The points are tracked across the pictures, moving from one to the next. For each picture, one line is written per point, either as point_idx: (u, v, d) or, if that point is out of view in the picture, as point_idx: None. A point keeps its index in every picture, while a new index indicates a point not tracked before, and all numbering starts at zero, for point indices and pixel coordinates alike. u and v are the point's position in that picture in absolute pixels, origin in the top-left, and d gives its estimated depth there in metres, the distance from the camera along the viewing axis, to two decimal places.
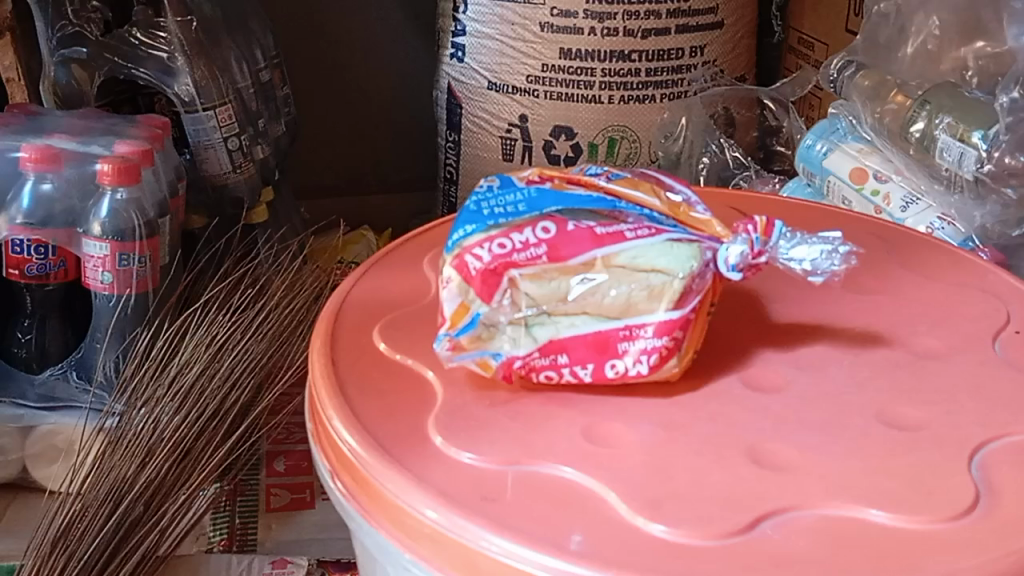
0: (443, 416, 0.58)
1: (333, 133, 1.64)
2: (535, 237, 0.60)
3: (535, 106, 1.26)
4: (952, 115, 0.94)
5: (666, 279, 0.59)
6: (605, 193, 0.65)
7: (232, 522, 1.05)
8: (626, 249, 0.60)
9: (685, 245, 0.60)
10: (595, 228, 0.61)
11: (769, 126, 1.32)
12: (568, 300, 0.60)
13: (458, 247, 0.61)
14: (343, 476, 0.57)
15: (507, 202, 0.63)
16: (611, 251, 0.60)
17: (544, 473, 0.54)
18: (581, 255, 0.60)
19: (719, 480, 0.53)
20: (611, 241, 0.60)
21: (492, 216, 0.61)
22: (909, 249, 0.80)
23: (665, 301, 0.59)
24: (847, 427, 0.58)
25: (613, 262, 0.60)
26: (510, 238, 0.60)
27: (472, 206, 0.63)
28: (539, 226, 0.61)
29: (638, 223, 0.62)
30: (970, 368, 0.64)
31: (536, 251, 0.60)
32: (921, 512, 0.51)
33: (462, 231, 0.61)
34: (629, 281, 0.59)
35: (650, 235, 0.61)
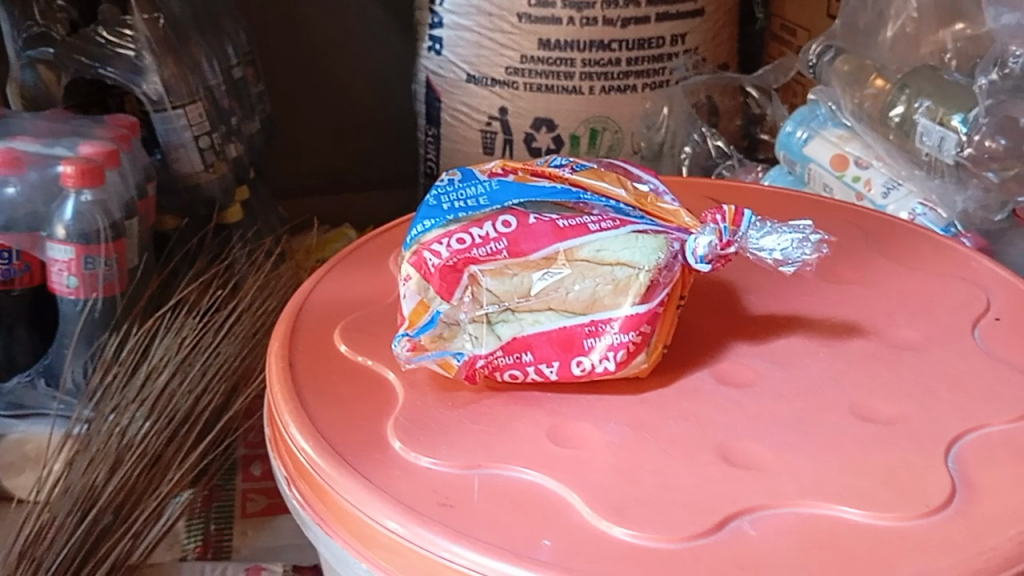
0: (403, 419, 0.56)
1: (311, 129, 1.61)
2: (495, 232, 0.58)
3: (514, 98, 1.24)
4: (932, 99, 0.93)
5: (632, 272, 0.57)
6: (570, 185, 0.63)
7: (207, 529, 1.03)
8: (589, 242, 0.58)
9: (650, 237, 0.58)
10: (558, 221, 0.59)
11: (754, 115, 1.29)
12: (532, 296, 0.58)
13: (417, 242, 0.59)
14: (300, 484, 0.55)
15: (469, 195, 0.61)
16: (574, 244, 0.58)
17: (504, 476, 0.52)
18: (542, 249, 0.58)
19: (687, 481, 0.52)
20: (574, 235, 0.58)
21: (451, 211, 0.59)
22: (888, 236, 0.78)
23: (631, 295, 0.57)
24: (820, 423, 0.56)
25: (577, 256, 0.58)
26: (470, 233, 0.58)
27: (432, 200, 0.61)
28: (500, 219, 0.59)
29: (603, 215, 0.60)
30: (948, 359, 0.62)
31: (496, 245, 0.58)
32: (897, 509, 0.49)
33: (421, 226, 0.59)
34: (594, 275, 0.57)
35: (614, 226, 0.59)
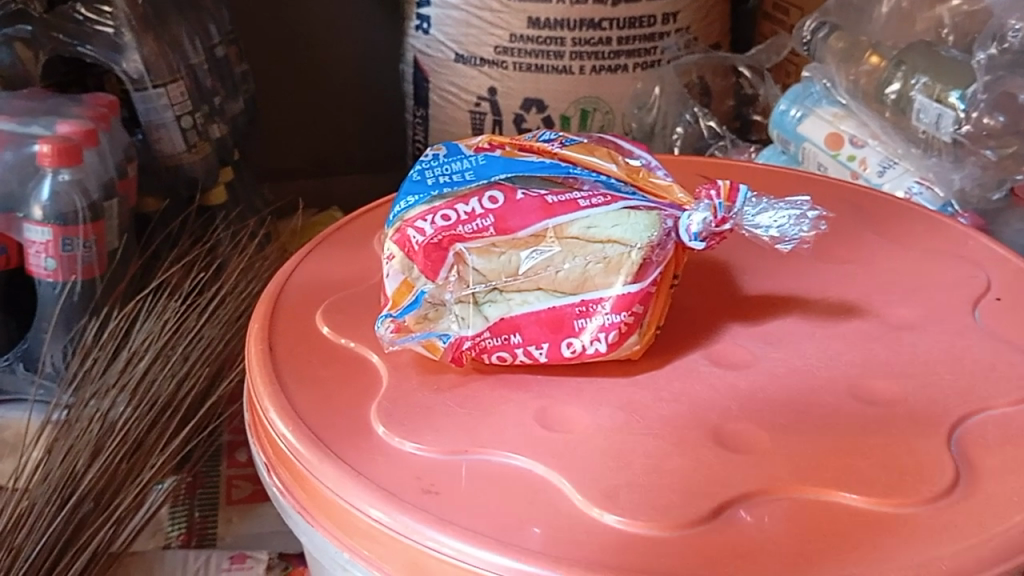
0: (387, 403, 0.54)
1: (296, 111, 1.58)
2: (481, 209, 0.56)
3: (504, 78, 1.21)
4: (928, 76, 0.91)
5: (624, 250, 0.55)
6: (559, 160, 0.61)
7: (191, 516, 1.01)
8: (580, 219, 0.56)
9: (643, 213, 0.56)
10: (546, 197, 0.57)
11: (745, 95, 1.27)
12: (520, 275, 0.56)
13: (400, 220, 0.57)
14: (280, 471, 0.53)
15: (454, 170, 0.59)
16: (563, 221, 0.56)
17: (491, 461, 0.50)
18: (530, 226, 0.56)
19: (680, 465, 0.50)
20: (564, 211, 0.56)
21: (436, 186, 0.57)
22: (884, 214, 0.76)
23: (623, 274, 0.55)
24: (816, 405, 0.54)
25: (566, 233, 0.56)
26: (455, 210, 0.56)
27: (415, 175, 0.59)
28: (486, 195, 0.57)
29: (593, 191, 0.58)
30: (948, 340, 0.60)
31: (483, 222, 0.56)
32: (897, 495, 0.47)
33: (404, 202, 0.57)
34: (584, 253, 0.55)
35: (605, 202, 0.57)
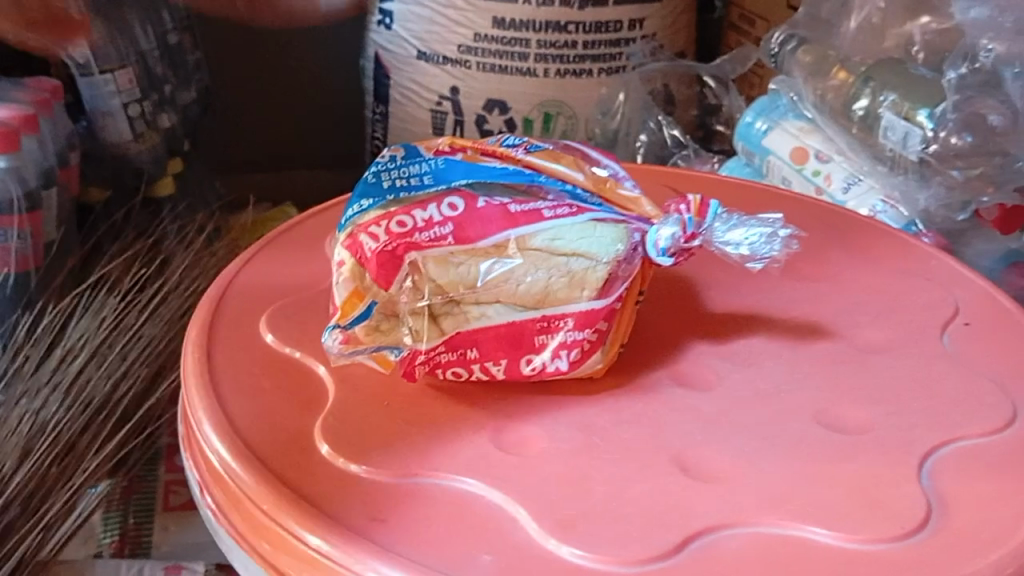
0: (332, 419, 0.51)
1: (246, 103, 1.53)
2: (439, 215, 0.53)
3: (467, 77, 1.18)
4: (896, 93, 0.90)
5: (589, 264, 0.52)
6: (523, 167, 0.57)
7: (125, 522, 0.95)
8: (543, 230, 0.53)
9: (610, 226, 0.54)
10: (509, 206, 0.54)
11: (709, 105, 1.25)
12: (478, 287, 0.52)
13: (352, 225, 0.53)
14: (214, 490, 0.50)
15: (412, 173, 0.55)
16: (526, 232, 0.53)
17: (443, 486, 0.47)
18: (491, 235, 0.53)
19: (643, 492, 0.47)
20: (526, 221, 0.53)
21: (392, 190, 0.54)
22: (851, 231, 0.74)
23: (587, 290, 0.52)
24: (783, 430, 0.52)
25: (529, 245, 0.53)
26: (412, 216, 0.52)
27: (371, 177, 0.56)
28: (445, 202, 0.53)
29: (558, 200, 0.55)
30: (916, 365, 0.59)
31: (441, 230, 0.52)
32: (866, 530, 0.45)
33: (358, 206, 0.53)
34: (547, 266, 0.52)
35: (570, 214, 0.54)
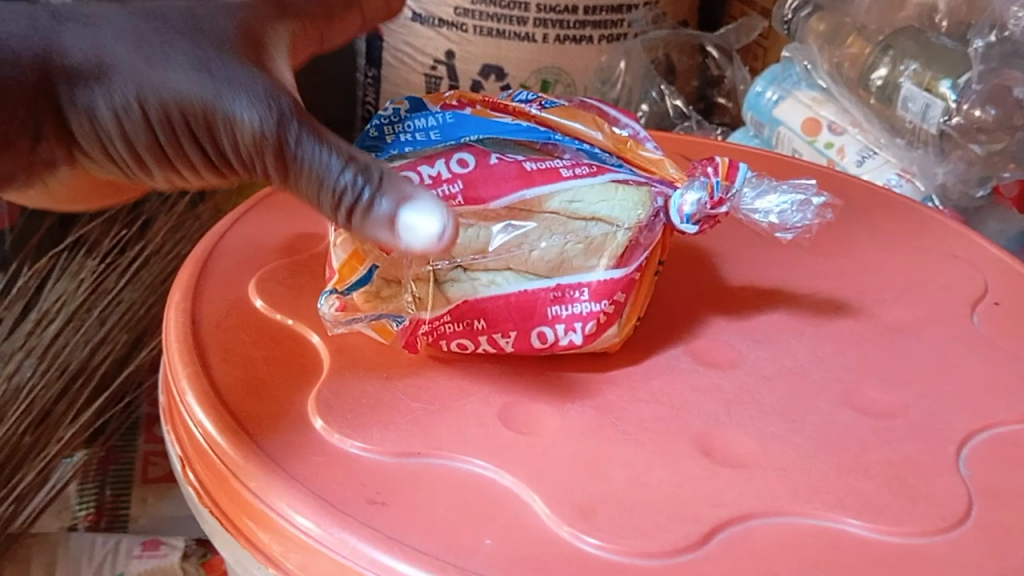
0: (328, 391, 0.47)
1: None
2: (448, 172, 0.49)
3: (463, 41, 1.06)
4: (918, 61, 0.85)
5: (609, 230, 0.48)
6: (536, 124, 0.53)
7: (101, 493, 0.91)
8: (561, 191, 0.49)
9: (631, 188, 0.50)
10: (524, 163, 0.49)
11: (712, 76, 1.12)
12: (489, 253, 0.49)
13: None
14: (196, 466, 0.46)
15: (417, 127, 0.51)
16: (541, 192, 0.49)
17: (449, 467, 0.44)
18: (504, 196, 0.49)
19: (663, 478, 0.44)
20: (543, 180, 0.49)
21: (395, 145, 0.50)
22: (871, 203, 0.70)
23: (605, 257, 0.48)
24: (810, 412, 0.49)
25: (544, 207, 0.49)
26: (418, 172, 0.49)
27: (371, 131, 0.51)
28: (454, 157, 0.50)
29: (575, 160, 0.51)
30: (945, 344, 0.55)
31: (450, 189, 0.49)
32: (906, 523, 0.42)
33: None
34: (564, 231, 0.49)
35: (590, 173, 0.50)
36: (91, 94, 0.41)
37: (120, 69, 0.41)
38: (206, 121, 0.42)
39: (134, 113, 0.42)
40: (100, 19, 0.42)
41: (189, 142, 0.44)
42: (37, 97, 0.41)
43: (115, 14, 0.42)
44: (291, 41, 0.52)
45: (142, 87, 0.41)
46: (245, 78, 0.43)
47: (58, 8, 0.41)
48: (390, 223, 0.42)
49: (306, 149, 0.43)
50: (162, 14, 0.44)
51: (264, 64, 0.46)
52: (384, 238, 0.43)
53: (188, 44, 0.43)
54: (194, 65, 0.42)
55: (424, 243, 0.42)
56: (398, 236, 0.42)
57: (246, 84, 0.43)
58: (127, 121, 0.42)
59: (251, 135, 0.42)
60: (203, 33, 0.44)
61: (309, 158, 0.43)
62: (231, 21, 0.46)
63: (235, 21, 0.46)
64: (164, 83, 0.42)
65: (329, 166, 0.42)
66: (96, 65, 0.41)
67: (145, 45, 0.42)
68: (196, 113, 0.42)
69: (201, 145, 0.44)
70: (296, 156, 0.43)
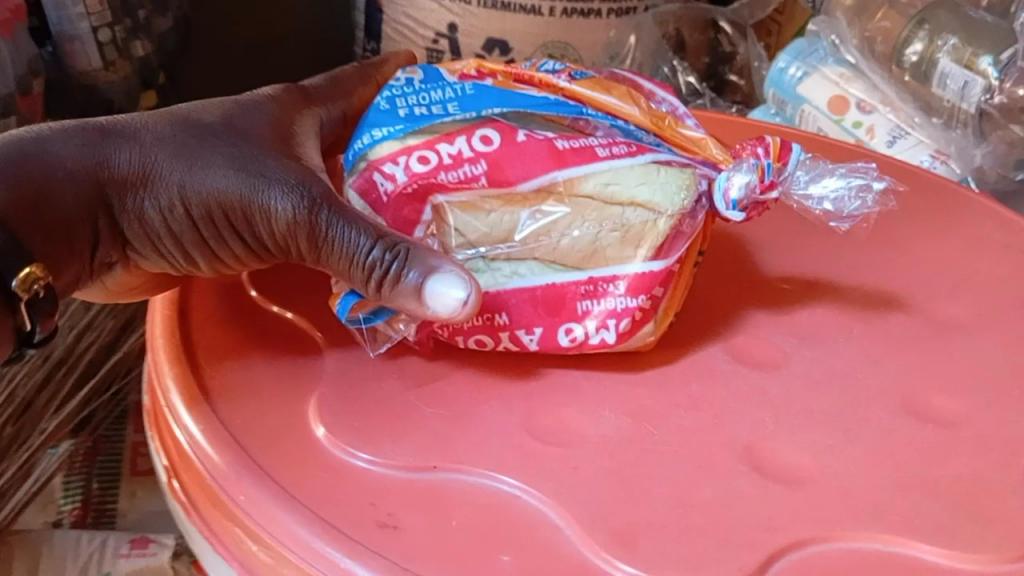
0: (331, 397, 0.43)
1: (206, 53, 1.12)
2: (470, 150, 0.44)
3: (466, 13, 0.96)
4: (958, 36, 0.77)
5: (650, 217, 0.44)
6: (564, 97, 0.47)
7: (88, 487, 0.81)
8: (597, 172, 0.44)
9: (674, 169, 0.44)
10: (554, 141, 0.45)
11: (723, 53, 1.05)
12: (515, 241, 0.45)
13: (363, 158, 0.45)
14: (182, 477, 0.41)
15: (432, 100, 0.46)
16: (574, 173, 0.44)
17: (471, 484, 0.39)
18: (532, 178, 0.44)
19: (709, 497, 0.40)
20: (576, 161, 0.44)
21: (411, 118, 0.45)
22: (912, 177, 0.64)
23: (643, 248, 0.44)
24: (865, 420, 0.44)
25: (577, 190, 0.44)
26: (435, 150, 0.44)
27: (382, 103, 0.46)
28: (477, 134, 0.45)
29: (611, 138, 0.46)
30: (1006, 341, 0.50)
31: (472, 170, 0.44)
32: (984, 552, 0.38)
33: (368, 136, 0.45)
34: (599, 218, 0.44)
35: (628, 153, 0.45)
36: (141, 200, 0.46)
37: (165, 175, 0.46)
38: (241, 214, 0.45)
39: (178, 212, 0.46)
40: (149, 134, 0.47)
41: (229, 233, 0.46)
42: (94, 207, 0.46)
43: (161, 127, 0.47)
44: (322, 128, 0.53)
45: (183, 188, 0.46)
46: (276, 171, 0.45)
47: (112, 127, 0.47)
48: (416, 294, 0.41)
49: (335, 230, 0.43)
50: (202, 121, 0.48)
51: (296, 152, 0.48)
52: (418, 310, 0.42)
53: (222, 144, 0.46)
54: (229, 164, 0.45)
55: (450, 309, 0.41)
56: (426, 304, 0.42)
57: (277, 174, 0.45)
58: (173, 221, 0.46)
59: (285, 221, 0.44)
60: (237, 133, 0.47)
61: (339, 238, 0.43)
62: (265, 119, 0.49)
63: (271, 119, 0.49)
64: (204, 183, 0.45)
65: (358, 245, 0.42)
66: (144, 175, 0.46)
67: (187, 152, 0.46)
68: (233, 209, 0.45)
69: (241, 235, 0.46)
70: (327, 238, 0.43)
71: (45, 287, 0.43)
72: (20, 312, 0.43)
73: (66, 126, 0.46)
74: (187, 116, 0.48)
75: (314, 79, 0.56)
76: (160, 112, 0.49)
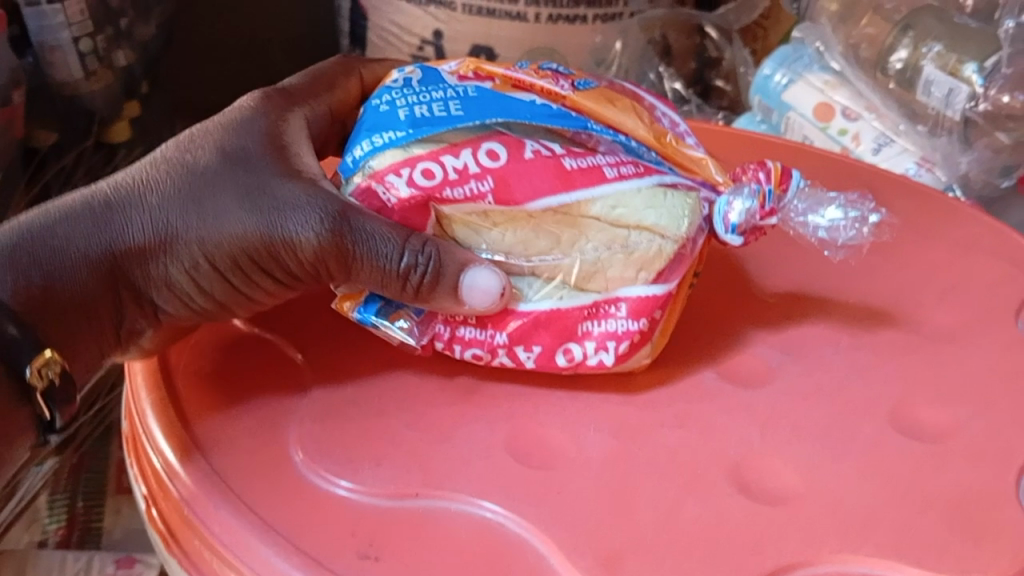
0: (310, 421, 0.42)
1: (190, 58, 1.11)
2: (476, 166, 0.43)
3: (451, 20, 0.95)
4: (942, 43, 0.76)
5: (656, 241, 0.44)
6: (566, 108, 0.47)
7: (73, 506, 0.80)
8: (603, 194, 0.44)
9: (679, 194, 0.45)
10: (562, 160, 0.44)
11: (709, 58, 1.04)
12: (520, 258, 0.44)
13: (364, 167, 0.44)
14: (161, 505, 0.41)
15: (433, 99, 0.45)
16: (582, 196, 0.44)
17: (453, 510, 0.39)
18: (541, 198, 0.44)
19: (696, 518, 0.39)
20: (583, 182, 0.44)
21: (413, 123, 0.44)
22: (898, 184, 0.64)
23: (647, 272, 0.44)
24: (853, 435, 0.44)
25: (585, 212, 0.44)
26: (441, 163, 0.43)
27: (382, 104, 0.45)
28: (483, 148, 0.44)
29: (615, 155, 0.46)
30: (992, 352, 0.50)
31: (479, 187, 0.43)
32: (974, 569, 0.38)
33: (370, 142, 0.44)
34: (607, 240, 0.44)
35: (636, 174, 0.45)
36: (162, 265, 0.45)
37: (181, 234, 0.44)
38: (266, 253, 0.44)
39: (201, 269, 0.45)
40: (152, 196, 0.45)
41: (256, 274, 0.45)
42: (113, 281, 0.45)
43: (160, 185, 0.46)
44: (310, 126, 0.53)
45: (202, 244, 0.44)
46: (286, 195, 0.44)
47: (113, 199, 0.45)
48: (454, 290, 0.42)
49: (363, 245, 0.42)
50: (196, 161, 0.46)
51: (296, 161, 0.47)
52: (459, 304, 0.43)
53: (225, 181, 0.45)
54: (239, 202, 0.44)
55: (486, 300, 0.43)
56: (462, 299, 0.43)
57: (290, 200, 0.43)
58: (200, 278, 0.45)
59: (310, 248, 0.43)
60: (235, 161, 0.46)
61: (369, 254, 0.42)
62: (259, 137, 0.47)
63: (263, 134, 0.48)
64: (222, 232, 0.44)
65: (389, 256, 0.42)
66: (159, 240, 0.45)
67: (195, 204, 0.45)
68: (256, 249, 0.44)
69: (269, 273, 0.45)
70: (357, 256, 0.42)
71: (61, 373, 0.43)
72: (37, 401, 0.43)
73: (67, 213, 0.45)
74: (182, 161, 0.47)
75: (293, 80, 0.55)
76: (151, 162, 0.47)
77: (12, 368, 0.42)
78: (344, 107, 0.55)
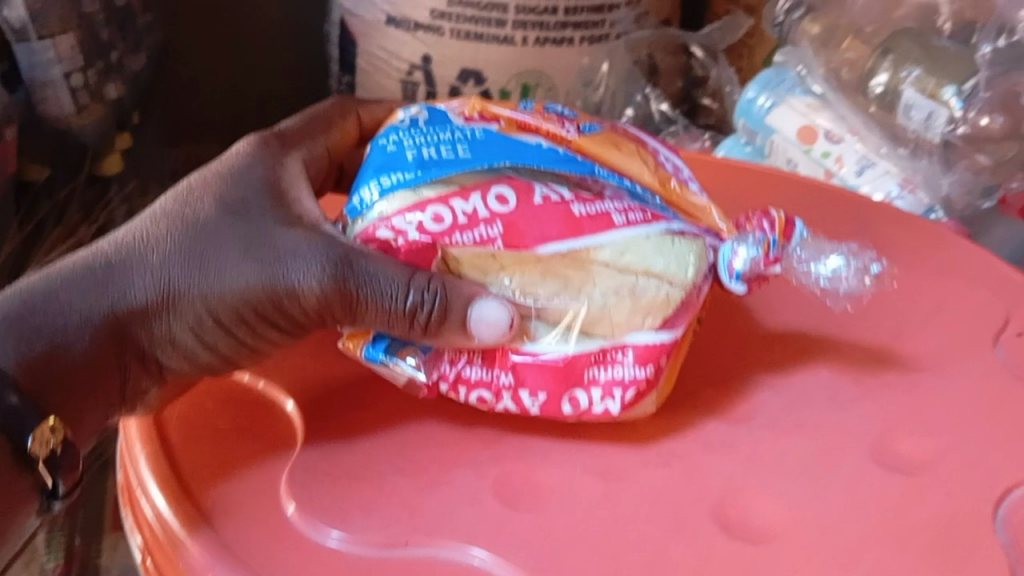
0: (302, 470, 0.43)
1: (180, 85, 1.11)
2: (486, 211, 0.45)
3: (439, 45, 0.95)
4: (922, 67, 0.77)
5: (663, 287, 0.45)
6: (572, 150, 0.49)
7: (70, 543, 0.79)
8: (610, 241, 0.45)
9: (686, 240, 0.47)
10: (571, 207, 0.46)
11: (695, 77, 1.06)
12: (528, 301, 0.44)
13: (373, 209, 0.45)
14: (159, 559, 0.42)
15: (440, 140, 0.47)
16: (591, 243, 0.45)
17: (443, 558, 0.40)
18: (551, 243, 0.45)
19: (680, 559, 0.40)
20: (592, 229, 0.45)
21: (422, 164, 0.45)
22: (880, 211, 0.65)
23: (652, 318, 0.45)
24: (834, 469, 0.45)
25: (594, 258, 0.45)
26: (450, 207, 0.44)
27: (390, 145, 0.47)
28: (492, 192, 0.45)
29: (622, 201, 0.47)
30: (971, 380, 0.51)
31: (489, 231, 0.44)
32: None
33: (381, 182, 0.45)
34: (615, 284, 0.44)
35: (644, 221, 0.46)
36: (166, 323, 0.46)
37: (184, 291, 0.45)
38: (271, 302, 0.45)
39: (205, 323, 0.46)
40: (155, 254, 0.46)
41: (260, 324, 0.46)
42: (118, 340, 0.46)
43: (162, 241, 0.46)
44: (308, 166, 0.54)
45: (206, 298, 0.45)
46: (289, 244, 0.45)
47: (115, 259, 0.46)
48: (462, 326, 0.43)
49: (367, 288, 0.43)
50: (196, 214, 0.47)
51: (296, 208, 0.48)
52: (467, 339, 0.44)
53: (226, 235, 0.46)
54: (242, 254, 0.45)
55: (496, 333, 0.43)
56: (470, 333, 0.43)
57: (290, 249, 0.45)
58: (204, 333, 0.46)
59: (315, 294, 0.44)
60: (236, 214, 0.47)
61: (375, 296, 0.43)
62: (257, 186, 0.48)
63: (262, 184, 0.49)
64: (225, 286, 0.45)
65: (395, 296, 0.43)
66: (162, 297, 0.45)
67: (197, 259, 0.46)
68: (260, 300, 0.45)
69: (273, 322, 0.46)
70: (362, 298, 0.43)
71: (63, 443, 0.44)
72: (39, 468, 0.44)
73: (70, 276, 0.46)
74: (182, 215, 0.47)
75: (288, 121, 0.55)
76: (150, 220, 0.48)
77: (14, 439, 0.43)
78: (339, 145, 0.56)
